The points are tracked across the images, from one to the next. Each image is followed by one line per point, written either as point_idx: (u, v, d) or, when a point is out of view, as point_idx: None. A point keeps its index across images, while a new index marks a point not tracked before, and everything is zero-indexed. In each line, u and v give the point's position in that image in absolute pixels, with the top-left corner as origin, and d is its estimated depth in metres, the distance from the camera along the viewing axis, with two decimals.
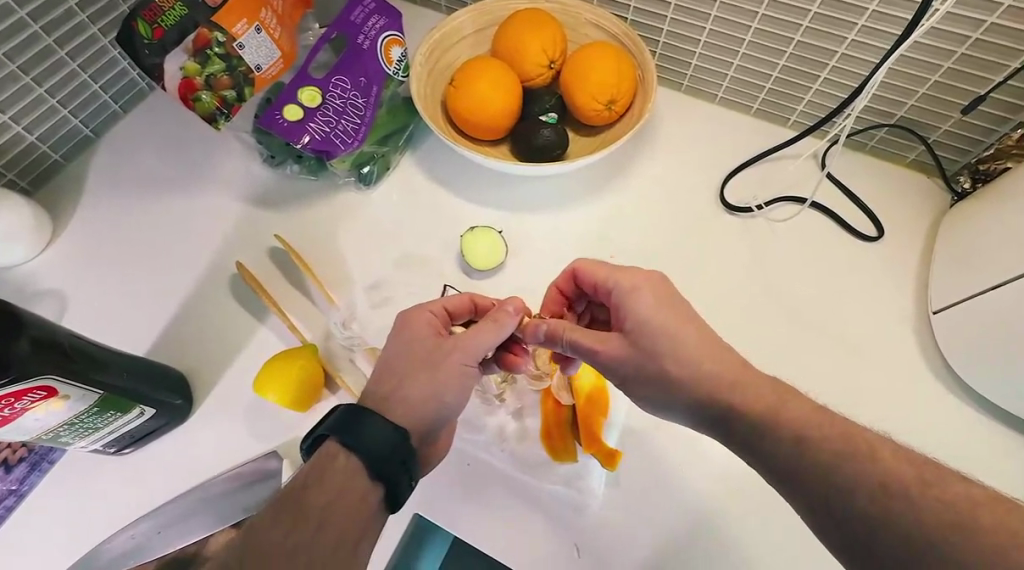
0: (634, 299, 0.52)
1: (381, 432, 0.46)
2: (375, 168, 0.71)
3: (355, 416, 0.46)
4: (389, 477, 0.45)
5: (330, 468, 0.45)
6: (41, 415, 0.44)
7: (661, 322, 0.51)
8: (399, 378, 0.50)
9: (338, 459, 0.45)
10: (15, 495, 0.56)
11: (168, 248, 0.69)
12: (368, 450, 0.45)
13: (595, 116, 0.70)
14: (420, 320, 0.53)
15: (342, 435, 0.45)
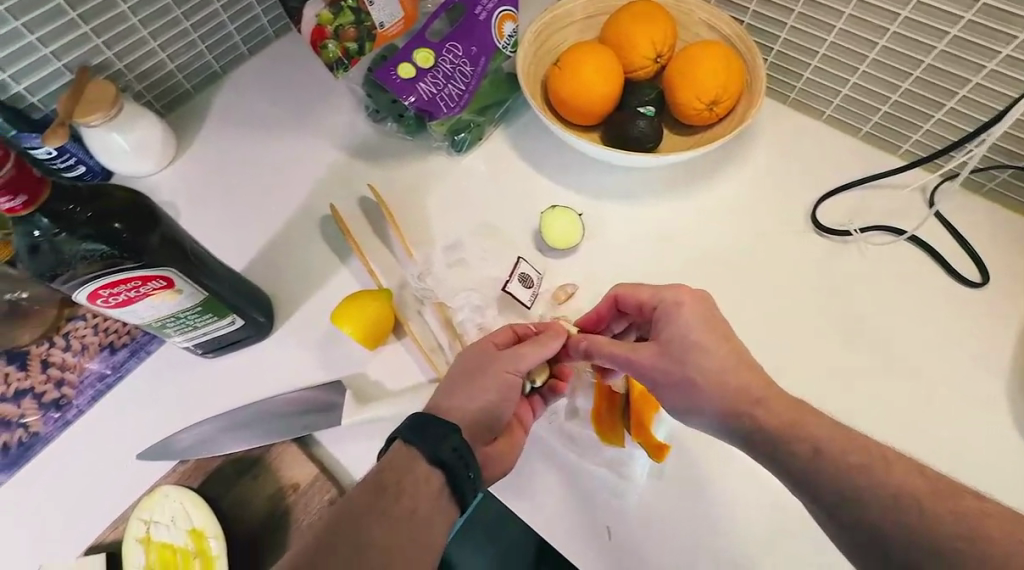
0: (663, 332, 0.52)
1: (436, 426, 0.47)
2: (470, 136, 0.73)
3: (417, 419, 0.48)
4: (449, 466, 0.46)
5: (398, 458, 0.46)
6: (156, 303, 0.49)
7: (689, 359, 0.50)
8: (456, 391, 0.52)
9: (404, 452, 0.46)
10: (113, 376, 0.62)
11: (271, 181, 0.75)
12: (429, 443, 0.46)
13: (694, 115, 0.70)
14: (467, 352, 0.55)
15: (408, 433, 0.47)
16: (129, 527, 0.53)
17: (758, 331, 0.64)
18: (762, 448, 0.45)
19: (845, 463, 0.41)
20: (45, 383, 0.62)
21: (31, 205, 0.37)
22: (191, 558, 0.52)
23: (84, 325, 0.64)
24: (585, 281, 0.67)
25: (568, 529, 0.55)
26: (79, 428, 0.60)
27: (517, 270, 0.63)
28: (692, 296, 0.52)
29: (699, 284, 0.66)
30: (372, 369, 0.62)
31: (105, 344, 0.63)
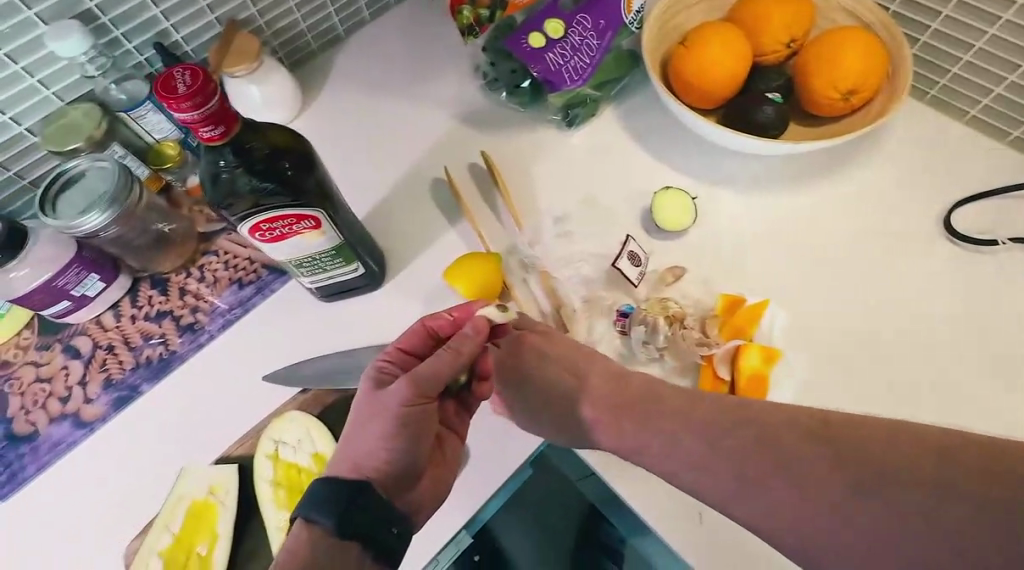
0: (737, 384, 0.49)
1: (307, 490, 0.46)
2: (583, 112, 0.73)
3: (310, 487, 0.46)
4: (366, 532, 0.44)
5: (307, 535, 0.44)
6: (302, 242, 0.53)
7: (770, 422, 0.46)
8: (358, 413, 0.51)
9: (306, 529, 0.45)
10: (239, 309, 0.67)
11: (386, 142, 0.78)
12: (330, 511, 0.44)
13: (825, 105, 0.66)
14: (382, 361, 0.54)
15: (311, 508, 0.44)
16: (262, 444, 0.58)
17: (873, 336, 0.61)
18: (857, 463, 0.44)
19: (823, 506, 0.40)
20: (181, 308, 0.68)
21: (225, 136, 0.41)
22: (313, 479, 0.56)
23: (217, 260, 0.70)
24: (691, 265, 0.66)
25: (664, 509, 0.55)
26: (207, 353, 0.66)
27: (626, 248, 0.63)
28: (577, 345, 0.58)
29: (811, 281, 0.64)
30: None
31: (235, 280, 0.69)
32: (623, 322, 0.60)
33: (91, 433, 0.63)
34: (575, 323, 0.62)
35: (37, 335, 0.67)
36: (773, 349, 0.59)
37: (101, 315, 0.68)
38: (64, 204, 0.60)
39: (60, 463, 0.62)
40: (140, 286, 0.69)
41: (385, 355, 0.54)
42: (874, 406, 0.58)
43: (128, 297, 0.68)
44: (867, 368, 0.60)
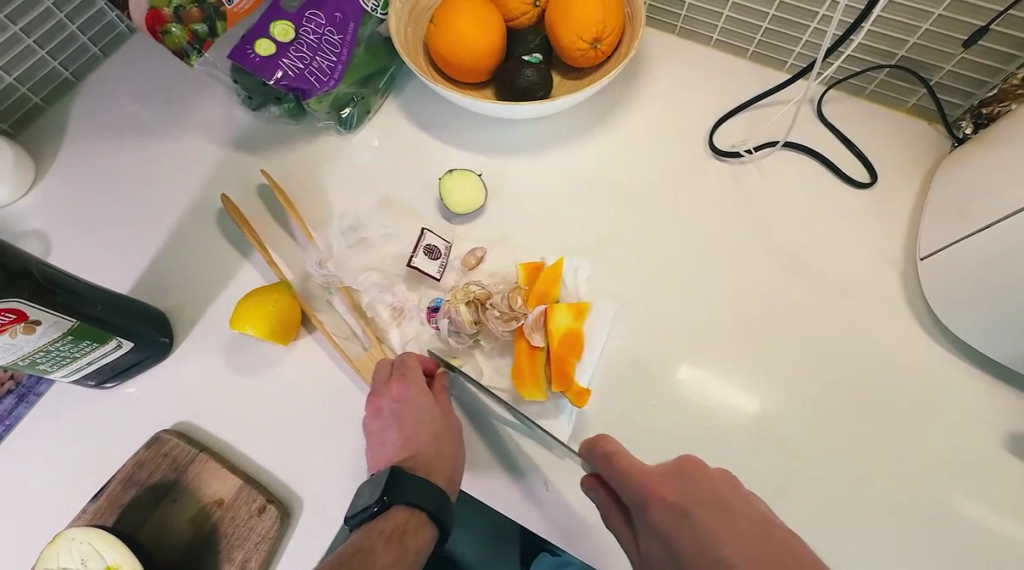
0: (674, 480, 0.42)
1: (412, 481, 0.51)
2: (356, 111, 0.69)
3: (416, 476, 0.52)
4: (440, 508, 0.52)
5: (405, 520, 0.51)
6: (12, 340, 0.45)
7: (659, 526, 0.40)
8: (438, 449, 0.54)
9: (408, 515, 0.51)
10: (4, 425, 0.57)
11: (150, 190, 0.69)
12: (428, 495, 0.52)
13: (580, 56, 0.68)
14: (411, 404, 0.55)
15: (411, 494, 0.51)
16: None
17: (670, 265, 0.65)
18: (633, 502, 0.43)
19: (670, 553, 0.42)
20: None
21: None
22: None
23: None
24: (497, 242, 0.65)
25: (507, 492, 0.55)
26: None
27: (421, 243, 0.61)
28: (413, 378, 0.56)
29: (607, 230, 0.66)
30: (287, 367, 0.59)
31: None
32: (434, 318, 0.59)
33: None
34: (389, 333, 0.60)
35: None
36: (582, 305, 0.59)
37: None
38: None
39: None
40: None
41: (396, 392, 0.55)
42: (680, 331, 0.62)
43: None
44: (670, 297, 0.63)
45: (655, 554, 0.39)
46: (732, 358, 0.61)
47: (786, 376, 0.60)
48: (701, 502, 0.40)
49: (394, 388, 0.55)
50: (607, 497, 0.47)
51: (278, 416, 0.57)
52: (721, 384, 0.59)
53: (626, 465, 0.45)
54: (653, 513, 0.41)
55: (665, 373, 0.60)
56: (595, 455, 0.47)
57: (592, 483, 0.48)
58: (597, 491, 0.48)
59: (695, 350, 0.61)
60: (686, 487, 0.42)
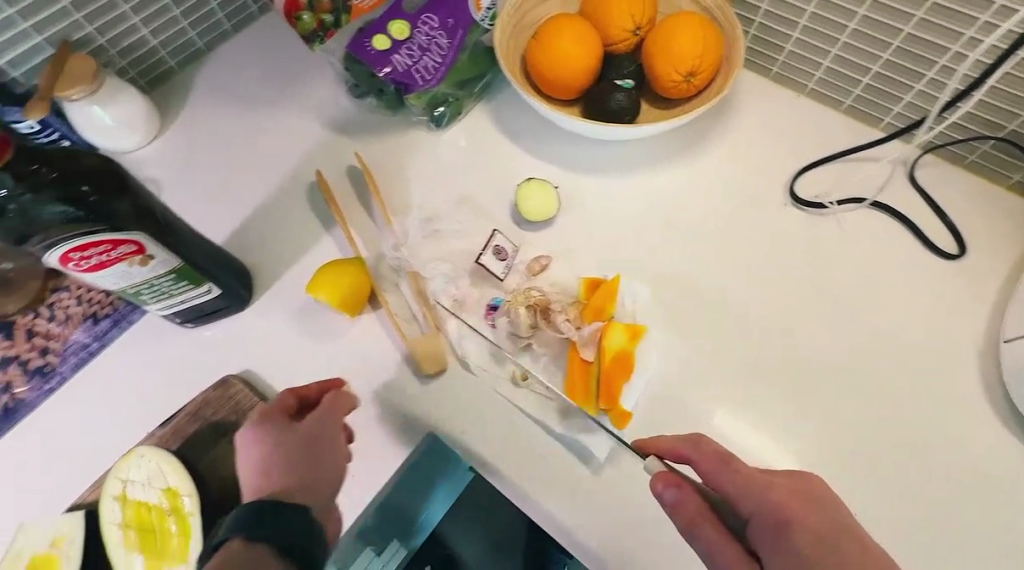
0: (797, 489, 0.40)
1: (285, 518, 0.44)
2: (448, 110, 0.73)
3: (263, 505, 0.44)
4: (282, 546, 0.43)
5: (243, 554, 0.42)
6: (129, 269, 0.50)
7: (799, 536, 0.36)
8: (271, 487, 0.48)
9: (236, 553, 0.42)
10: (96, 344, 0.63)
11: (252, 156, 0.76)
12: (272, 530, 0.43)
13: (672, 88, 0.69)
14: (252, 441, 0.50)
15: (247, 530, 0.43)
16: (105, 486, 0.51)
17: (731, 303, 0.64)
18: (763, 516, 0.38)
19: None
20: (30, 351, 0.63)
21: None
22: (167, 516, 0.51)
23: (68, 297, 0.65)
24: (562, 253, 0.67)
25: (537, 497, 0.55)
26: (66, 393, 0.62)
27: (491, 243, 0.64)
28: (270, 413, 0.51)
29: (673, 258, 0.66)
30: (349, 336, 0.63)
31: (89, 314, 0.64)
32: (492, 316, 0.61)
33: None
34: (446, 322, 0.62)
35: None
36: (636, 326, 0.60)
37: None
38: None
39: None
40: None
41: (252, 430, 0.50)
42: (733, 372, 0.61)
43: None
44: (727, 336, 0.62)
45: None
46: (784, 408, 0.59)
47: (839, 435, 0.58)
48: (829, 518, 0.38)
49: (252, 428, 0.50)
50: (691, 498, 0.39)
51: (332, 380, 0.61)
52: (768, 431, 0.58)
53: (760, 477, 0.40)
54: (777, 516, 0.37)
55: (714, 410, 0.59)
56: (701, 457, 0.43)
57: (680, 481, 0.40)
58: (678, 491, 0.39)
59: (746, 392, 0.60)
60: (812, 503, 0.39)
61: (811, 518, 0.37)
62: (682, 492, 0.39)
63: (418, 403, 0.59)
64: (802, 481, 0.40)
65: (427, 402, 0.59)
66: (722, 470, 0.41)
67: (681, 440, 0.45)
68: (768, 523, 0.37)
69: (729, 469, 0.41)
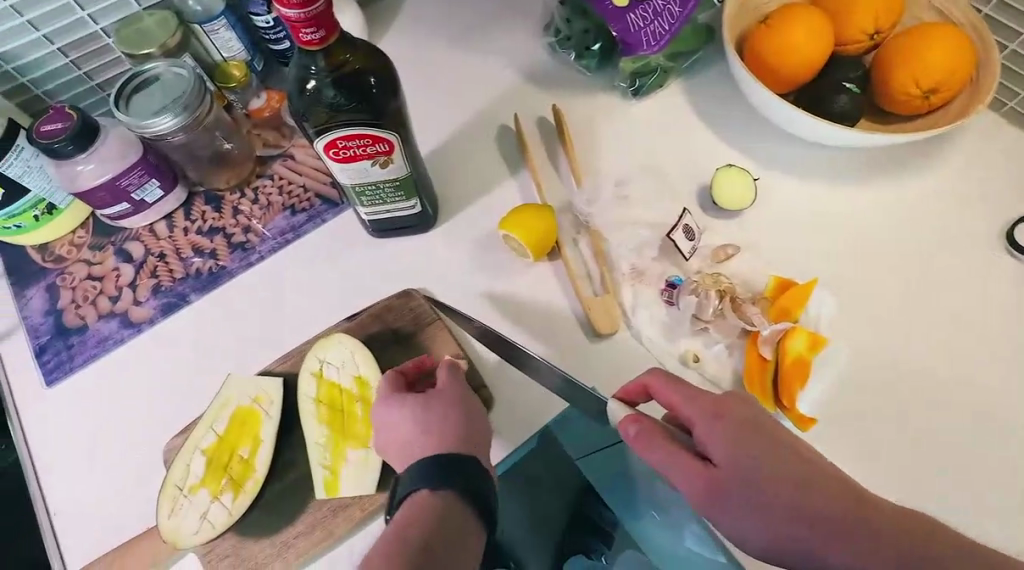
0: (733, 405, 0.46)
1: (469, 474, 0.45)
2: (651, 81, 0.73)
3: (441, 461, 0.45)
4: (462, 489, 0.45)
5: (420, 510, 0.44)
6: (371, 168, 0.52)
7: (756, 457, 0.43)
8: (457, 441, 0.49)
9: (421, 505, 0.44)
10: (291, 234, 0.68)
11: (448, 87, 0.77)
12: (460, 481, 0.45)
13: (902, 102, 0.65)
14: (401, 404, 0.51)
15: (435, 473, 0.45)
16: (306, 361, 0.55)
17: (920, 336, 0.61)
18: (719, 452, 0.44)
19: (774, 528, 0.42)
20: (233, 227, 0.68)
21: (323, 42, 0.41)
22: (356, 401, 0.54)
23: (271, 185, 0.70)
24: (747, 246, 0.65)
25: None
26: (260, 272, 0.66)
27: (682, 221, 0.63)
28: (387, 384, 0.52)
29: (863, 278, 0.63)
30: (523, 279, 0.64)
31: (289, 206, 0.69)
32: (670, 294, 0.60)
33: (137, 333, 0.63)
34: (623, 288, 0.62)
35: (91, 236, 0.68)
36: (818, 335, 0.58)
37: (155, 224, 0.68)
38: (138, 103, 0.59)
39: (101, 360, 0.61)
40: (195, 200, 0.69)
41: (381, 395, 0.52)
42: (911, 410, 0.58)
43: (182, 210, 0.69)
44: (910, 369, 0.60)
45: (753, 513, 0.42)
46: (958, 457, 0.56)
47: (1011, 501, 0.55)
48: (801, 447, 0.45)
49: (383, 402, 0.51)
50: (651, 431, 0.45)
51: (503, 317, 0.63)
52: (935, 477, 0.56)
53: (682, 406, 0.46)
54: (726, 435, 0.44)
55: (884, 440, 0.57)
56: (660, 394, 0.48)
57: (635, 418, 0.46)
58: (639, 425, 0.45)
59: (919, 431, 0.57)
60: (731, 425, 0.45)
61: (728, 435, 0.44)
62: (642, 424, 0.45)
63: (583, 359, 0.60)
64: (729, 396, 0.47)
65: (592, 359, 0.60)
66: (672, 391, 0.47)
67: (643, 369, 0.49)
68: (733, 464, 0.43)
69: (676, 389, 0.47)
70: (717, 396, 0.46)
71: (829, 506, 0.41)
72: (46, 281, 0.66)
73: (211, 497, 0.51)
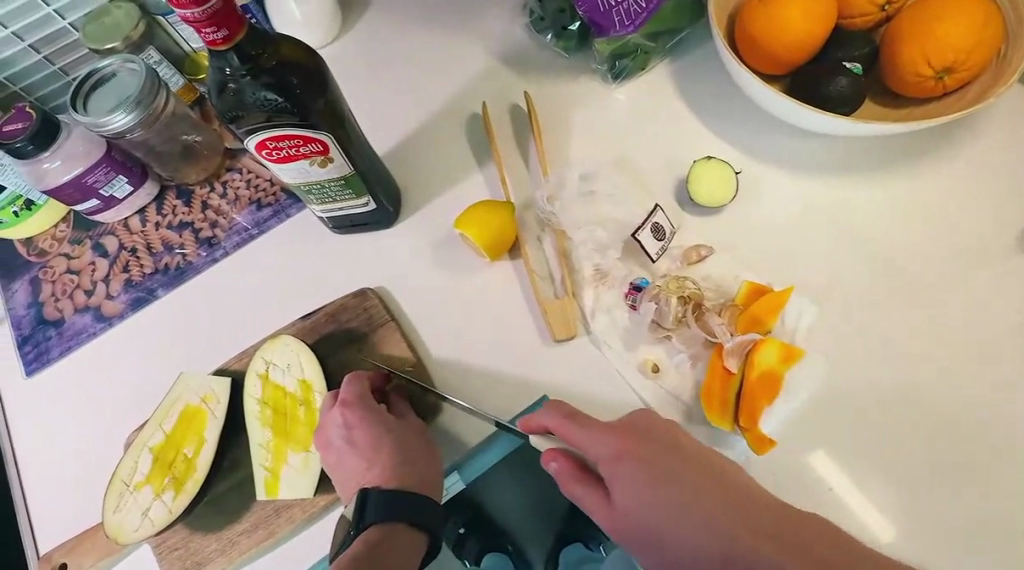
0: (638, 436, 0.43)
1: (426, 506, 0.51)
2: (632, 64, 0.67)
3: (402, 495, 0.50)
4: (418, 518, 0.51)
5: (383, 538, 0.49)
6: (308, 167, 0.51)
7: (657, 491, 0.40)
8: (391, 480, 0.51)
9: (386, 534, 0.49)
10: (255, 230, 0.67)
11: (419, 73, 0.74)
12: (417, 512, 0.50)
13: (912, 84, 0.58)
14: (356, 422, 0.52)
15: (396, 508, 0.50)
16: (252, 362, 0.56)
17: (912, 348, 0.55)
18: (623, 478, 0.41)
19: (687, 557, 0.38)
20: (202, 221, 0.69)
21: (229, 41, 0.39)
22: (299, 404, 0.55)
23: (240, 179, 0.70)
24: (724, 246, 0.60)
25: None
26: (224, 268, 0.66)
27: (651, 220, 0.58)
28: (350, 398, 0.53)
29: (854, 283, 0.57)
30: (482, 278, 0.62)
31: (254, 201, 0.69)
32: (634, 296, 0.57)
33: (109, 327, 0.65)
34: (584, 291, 0.59)
35: (71, 230, 0.70)
36: (795, 347, 0.54)
37: (128, 218, 0.69)
38: (95, 101, 0.61)
39: (76, 353, 0.64)
40: (166, 194, 0.70)
41: (340, 407, 0.53)
42: (894, 431, 0.53)
43: (154, 204, 0.70)
44: (898, 385, 0.54)
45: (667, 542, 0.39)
46: (944, 486, 0.51)
47: (999, 538, 0.50)
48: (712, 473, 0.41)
49: (340, 414, 0.53)
50: (565, 469, 0.44)
51: (459, 318, 0.61)
52: (915, 507, 0.51)
53: (587, 437, 0.44)
54: (626, 469, 0.41)
55: (860, 461, 0.52)
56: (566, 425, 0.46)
57: (548, 456, 0.45)
58: (554, 464, 0.45)
59: (902, 455, 0.52)
60: (635, 449, 0.42)
61: (632, 458, 0.42)
62: (559, 462, 0.45)
63: (539, 365, 0.58)
64: (634, 426, 0.44)
65: (549, 365, 0.58)
66: (570, 431, 0.45)
67: (544, 410, 0.48)
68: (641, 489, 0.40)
69: (576, 428, 0.45)
70: (620, 429, 0.44)
71: (738, 537, 0.37)
72: (30, 275, 0.68)
73: (154, 494, 0.53)
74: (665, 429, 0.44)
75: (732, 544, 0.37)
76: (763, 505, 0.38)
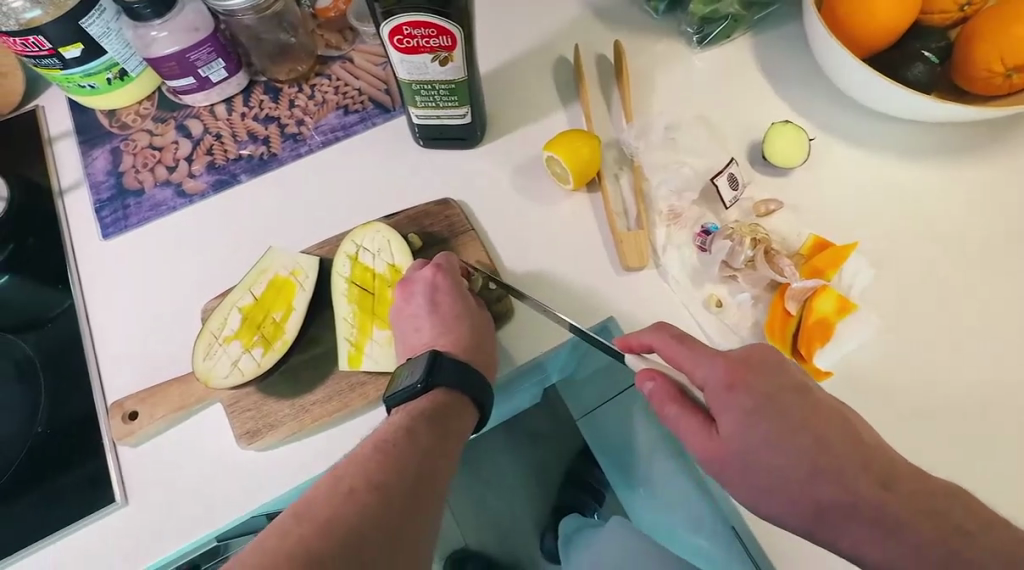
0: (751, 371, 0.45)
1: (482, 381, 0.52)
2: (720, 30, 0.71)
3: (466, 369, 0.51)
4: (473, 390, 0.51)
5: (446, 400, 0.51)
6: (430, 63, 0.54)
7: (768, 432, 0.42)
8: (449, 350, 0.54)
9: (445, 401, 0.50)
10: (342, 132, 0.69)
11: (512, 11, 0.77)
12: (468, 386, 0.51)
13: (981, 82, 0.62)
14: (439, 287, 0.56)
15: (450, 381, 0.50)
16: (344, 243, 0.59)
17: (954, 317, 0.59)
18: (736, 413, 0.43)
19: (801, 493, 0.42)
20: (288, 118, 0.70)
21: None
22: (387, 286, 0.59)
23: (328, 84, 0.71)
24: (790, 205, 0.64)
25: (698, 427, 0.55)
26: (307, 165, 0.68)
27: (728, 169, 0.62)
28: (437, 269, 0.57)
29: (908, 254, 0.62)
30: (558, 204, 0.65)
31: (342, 106, 0.71)
32: (704, 239, 0.60)
33: (189, 204, 0.66)
34: (656, 227, 0.62)
35: (156, 109, 0.71)
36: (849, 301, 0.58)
37: (214, 105, 0.71)
38: None
39: (154, 223, 0.65)
40: (255, 88, 0.72)
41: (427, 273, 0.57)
42: (931, 388, 0.57)
43: (242, 95, 0.71)
44: (938, 348, 0.58)
45: (769, 475, 0.42)
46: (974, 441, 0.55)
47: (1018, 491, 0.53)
48: (830, 425, 0.43)
49: (427, 277, 0.57)
50: (665, 389, 0.46)
51: (532, 238, 0.63)
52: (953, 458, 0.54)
53: (694, 358, 0.46)
54: (739, 404, 0.43)
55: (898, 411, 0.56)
56: (667, 345, 0.48)
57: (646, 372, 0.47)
58: (653, 382, 0.46)
59: (937, 409, 0.56)
60: (749, 383, 0.44)
61: (746, 396, 0.43)
62: (657, 382, 0.46)
63: (607, 289, 0.61)
64: (743, 360, 0.45)
65: (616, 291, 0.61)
66: (677, 354, 0.47)
67: (648, 330, 0.50)
68: (755, 429, 0.43)
69: (683, 351, 0.47)
70: (732, 362, 0.45)
71: (856, 484, 0.41)
72: (110, 145, 0.69)
73: (242, 349, 0.55)
74: (785, 374, 0.45)
75: (849, 492, 0.41)
76: (879, 459, 0.42)
